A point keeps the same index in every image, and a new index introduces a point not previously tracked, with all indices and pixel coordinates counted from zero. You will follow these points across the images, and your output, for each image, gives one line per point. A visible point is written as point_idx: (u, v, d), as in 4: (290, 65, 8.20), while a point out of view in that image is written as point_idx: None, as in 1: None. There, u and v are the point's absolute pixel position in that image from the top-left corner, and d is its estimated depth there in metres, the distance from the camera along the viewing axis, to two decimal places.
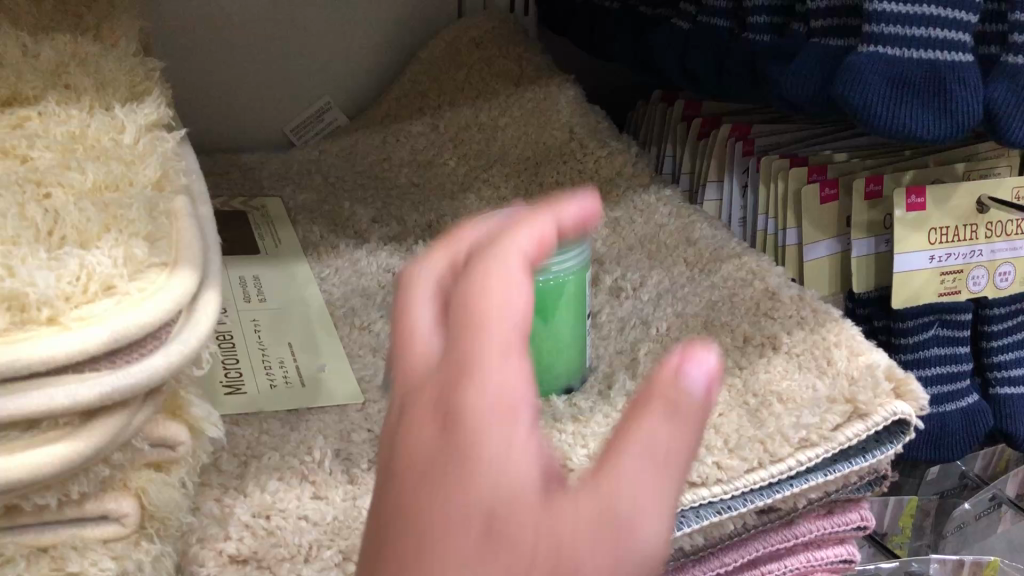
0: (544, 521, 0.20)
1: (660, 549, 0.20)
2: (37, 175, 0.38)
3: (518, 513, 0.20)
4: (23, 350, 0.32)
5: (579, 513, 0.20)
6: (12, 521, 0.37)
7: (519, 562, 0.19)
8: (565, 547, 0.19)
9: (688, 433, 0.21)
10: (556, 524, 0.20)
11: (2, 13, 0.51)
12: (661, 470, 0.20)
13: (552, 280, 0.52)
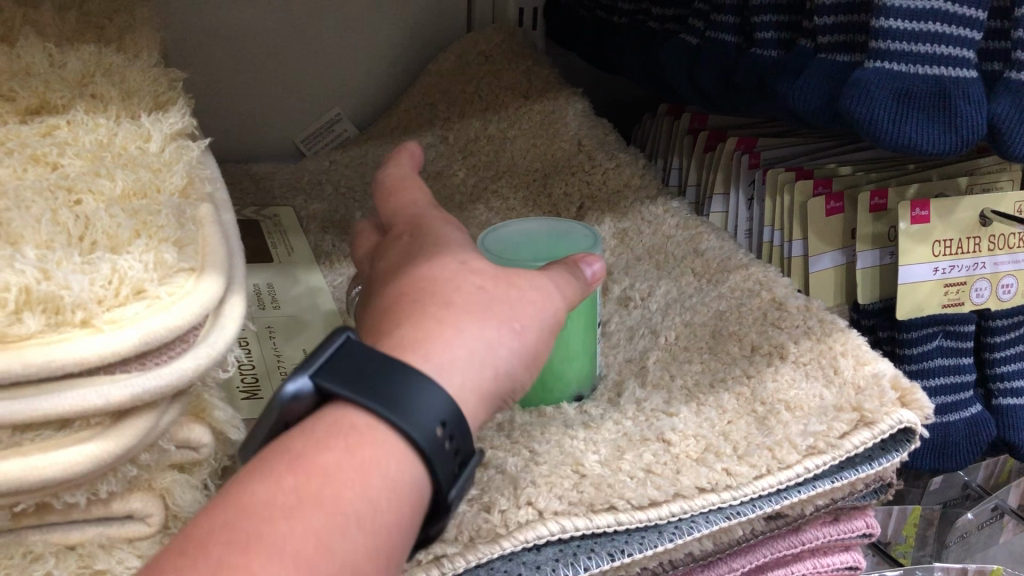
0: (492, 270, 0.41)
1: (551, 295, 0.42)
2: (68, 182, 0.39)
3: (478, 268, 0.41)
4: (58, 352, 0.33)
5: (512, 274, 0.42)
6: (42, 519, 0.38)
7: (480, 284, 0.40)
8: (504, 280, 0.41)
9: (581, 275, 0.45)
10: (496, 272, 0.41)
11: (27, 24, 0.52)
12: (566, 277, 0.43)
13: None
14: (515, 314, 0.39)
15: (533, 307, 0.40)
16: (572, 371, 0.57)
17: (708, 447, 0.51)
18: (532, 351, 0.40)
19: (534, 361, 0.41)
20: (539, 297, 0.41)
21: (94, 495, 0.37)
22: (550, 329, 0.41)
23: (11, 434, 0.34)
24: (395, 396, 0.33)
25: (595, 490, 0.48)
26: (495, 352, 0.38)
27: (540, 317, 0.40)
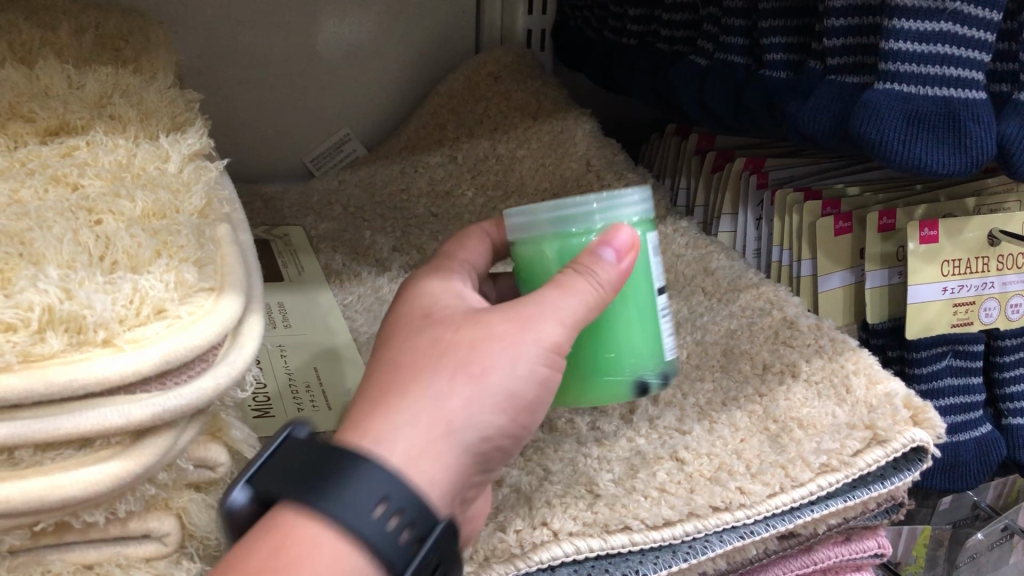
0: (465, 319, 0.39)
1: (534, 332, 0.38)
2: (89, 203, 0.39)
3: (449, 324, 0.39)
4: (81, 370, 0.33)
5: (490, 313, 0.39)
6: (60, 538, 0.38)
7: (438, 347, 0.38)
8: (471, 330, 0.38)
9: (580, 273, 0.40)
10: (470, 322, 0.39)
11: (45, 45, 0.52)
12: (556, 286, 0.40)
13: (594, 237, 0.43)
14: (481, 356, 0.37)
15: (512, 347, 0.38)
16: (628, 350, 0.44)
17: (721, 465, 0.51)
18: (515, 395, 0.38)
19: (522, 402, 0.38)
20: (520, 327, 0.38)
21: (113, 513, 0.38)
22: (523, 358, 0.38)
23: (32, 453, 0.34)
24: (332, 475, 0.33)
25: (610, 510, 0.48)
26: (459, 409, 0.36)
27: (505, 359, 0.37)
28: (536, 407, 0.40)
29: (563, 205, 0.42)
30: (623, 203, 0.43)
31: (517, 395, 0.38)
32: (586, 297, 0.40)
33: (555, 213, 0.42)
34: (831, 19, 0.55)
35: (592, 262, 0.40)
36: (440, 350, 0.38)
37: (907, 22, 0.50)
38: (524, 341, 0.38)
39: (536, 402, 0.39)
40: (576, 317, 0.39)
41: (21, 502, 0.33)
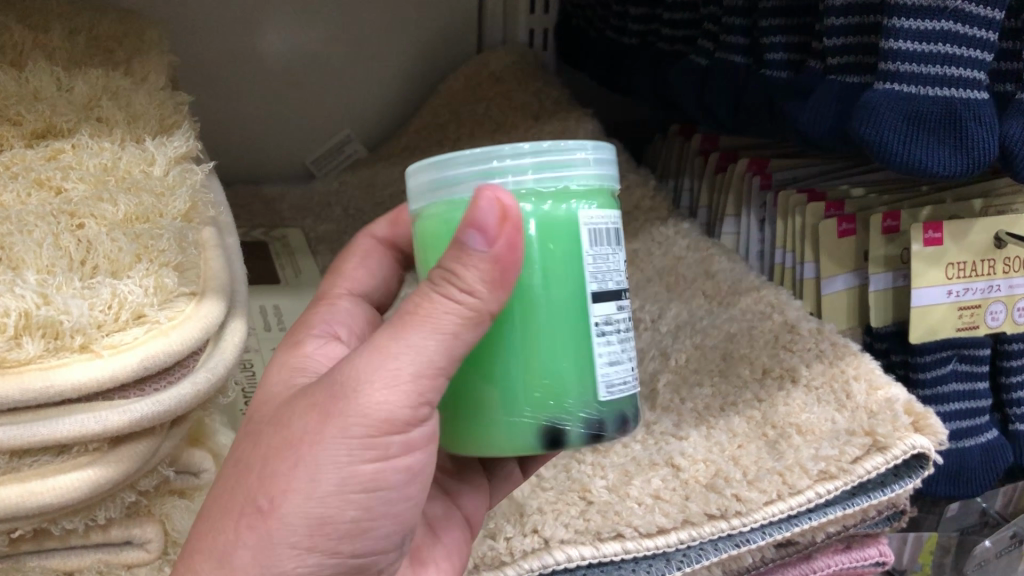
0: (299, 404, 0.34)
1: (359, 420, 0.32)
2: (71, 206, 0.39)
3: (286, 413, 0.34)
4: (57, 377, 0.33)
5: (324, 389, 0.34)
6: (41, 544, 0.37)
7: (261, 460, 0.33)
8: (298, 421, 0.33)
9: (432, 312, 0.33)
10: (298, 410, 0.34)
11: (36, 48, 0.52)
12: (398, 335, 0.33)
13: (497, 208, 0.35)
14: (290, 468, 0.32)
15: (311, 465, 0.32)
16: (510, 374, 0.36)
17: (717, 472, 0.50)
18: (332, 520, 0.33)
19: (348, 524, 0.34)
20: (328, 425, 0.33)
21: (93, 520, 0.37)
22: (336, 475, 0.33)
23: (8, 459, 0.34)
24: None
25: (602, 517, 0.47)
26: (249, 564, 0.32)
27: (314, 470, 0.32)
28: (381, 515, 0.35)
29: (487, 164, 0.34)
30: (570, 158, 0.35)
31: (338, 520, 0.33)
32: (432, 342, 0.33)
33: (479, 176, 0.34)
34: (832, 18, 0.55)
35: (461, 262, 0.32)
36: (234, 480, 0.34)
37: (907, 21, 0.49)
38: (347, 434, 0.32)
39: (382, 509, 0.35)
40: (431, 370, 0.33)
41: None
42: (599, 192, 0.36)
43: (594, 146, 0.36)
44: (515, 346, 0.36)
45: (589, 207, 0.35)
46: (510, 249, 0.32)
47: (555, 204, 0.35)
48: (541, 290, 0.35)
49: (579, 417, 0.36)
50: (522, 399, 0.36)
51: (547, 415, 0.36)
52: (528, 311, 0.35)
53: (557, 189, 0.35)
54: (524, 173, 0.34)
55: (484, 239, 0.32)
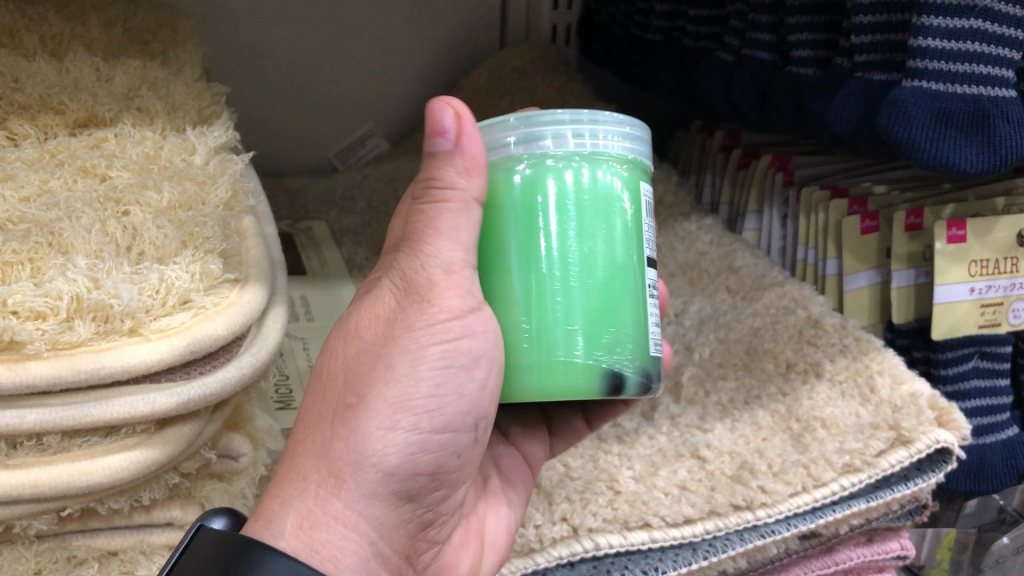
0: (359, 317, 0.38)
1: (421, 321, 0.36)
2: (116, 194, 0.40)
3: (350, 326, 0.38)
4: (107, 360, 0.33)
5: (379, 303, 0.37)
6: (86, 524, 0.38)
7: (335, 369, 0.37)
8: (361, 333, 0.37)
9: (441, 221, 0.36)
10: (358, 323, 0.37)
11: (74, 38, 0.53)
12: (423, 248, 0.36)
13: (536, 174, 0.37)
14: (365, 374, 0.36)
15: (386, 357, 0.36)
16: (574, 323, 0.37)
17: (743, 464, 0.51)
18: (413, 402, 0.36)
19: (426, 402, 0.36)
20: (394, 327, 0.36)
21: (137, 501, 0.38)
22: (410, 363, 0.36)
23: (59, 439, 0.34)
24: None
25: (630, 506, 0.48)
26: (343, 452, 0.35)
27: (387, 374, 0.36)
28: (453, 394, 0.37)
29: (529, 128, 0.37)
30: (604, 132, 0.37)
31: (416, 398, 0.36)
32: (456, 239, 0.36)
33: (521, 140, 0.37)
34: (860, 16, 0.55)
35: (438, 166, 0.36)
36: (315, 392, 0.37)
37: (938, 19, 0.49)
38: (413, 335, 0.36)
39: (452, 389, 0.37)
40: (453, 265, 0.36)
41: (48, 486, 0.34)
42: (630, 164, 0.39)
43: (628, 125, 0.38)
44: (552, 289, 0.37)
45: (620, 174, 0.38)
46: (474, 141, 0.36)
47: (589, 171, 0.37)
48: (575, 238, 0.37)
49: (612, 362, 0.37)
50: (556, 341, 0.37)
51: (582, 357, 0.37)
52: (564, 255, 0.37)
53: (597, 155, 0.37)
54: (563, 140, 0.37)
55: (448, 140, 0.35)
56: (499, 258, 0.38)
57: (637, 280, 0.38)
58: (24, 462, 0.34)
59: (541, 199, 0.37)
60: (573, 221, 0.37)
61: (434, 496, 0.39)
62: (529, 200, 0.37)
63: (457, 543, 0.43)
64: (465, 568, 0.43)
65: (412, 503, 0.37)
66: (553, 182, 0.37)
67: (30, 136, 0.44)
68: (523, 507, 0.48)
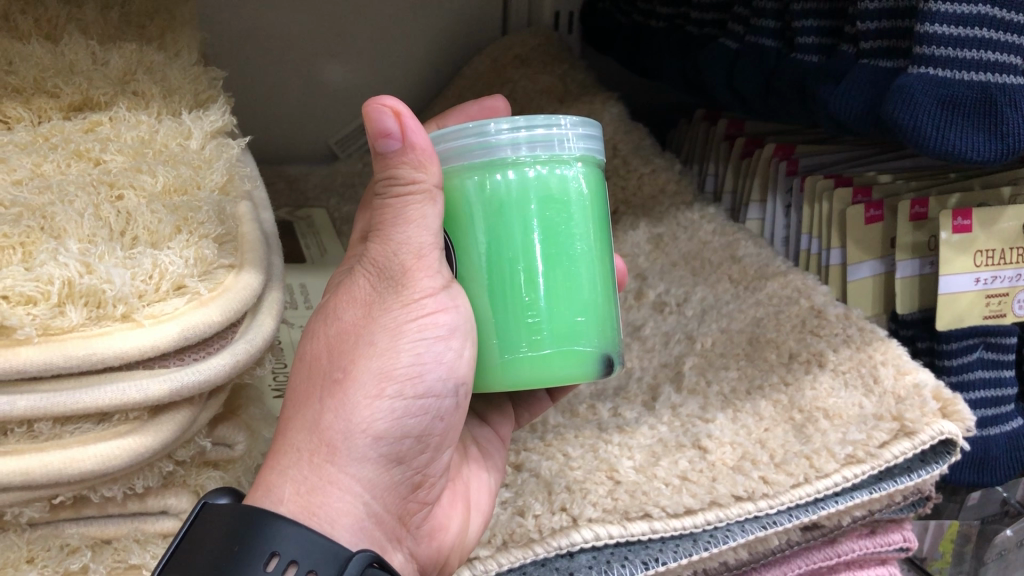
0: (337, 301, 0.40)
1: (394, 302, 0.39)
2: (110, 177, 0.39)
3: (329, 310, 0.40)
4: (98, 346, 0.33)
5: (356, 289, 0.40)
6: (79, 512, 0.38)
7: (317, 353, 0.39)
8: (339, 315, 0.39)
9: (405, 213, 0.37)
10: (337, 306, 0.40)
11: (71, 22, 0.52)
12: (389, 239, 0.38)
13: (510, 176, 0.38)
14: (348, 351, 0.38)
15: (367, 336, 0.38)
16: (568, 316, 0.40)
17: (745, 455, 0.51)
18: (396, 370, 0.38)
19: (408, 369, 0.39)
20: (373, 309, 0.39)
21: (131, 489, 0.38)
22: (390, 338, 0.39)
23: (52, 425, 0.34)
24: (232, 549, 0.33)
25: (630, 497, 0.48)
26: (333, 422, 0.37)
27: (366, 349, 0.38)
28: (432, 362, 0.39)
29: (484, 137, 0.38)
30: (559, 134, 0.39)
31: (398, 366, 0.38)
32: (421, 227, 0.38)
33: (479, 148, 0.38)
34: (865, 3, 0.54)
35: (393, 164, 0.37)
36: (307, 366, 0.39)
37: (944, 4, 0.48)
38: (388, 313, 0.39)
39: (432, 357, 0.39)
40: (422, 249, 0.38)
41: (41, 474, 0.33)
42: (586, 158, 0.40)
43: (581, 123, 0.40)
44: (519, 289, 0.39)
45: (580, 170, 0.40)
46: (419, 134, 0.37)
47: (549, 172, 0.39)
48: (539, 236, 0.39)
49: (600, 346, 0.41)
50: (524, 336, 0.40)
51: (549, 349, 0.40)
52: (529, 255, 0.39)
53: (555, 157, 0.39)
54: (519, 146, 0.38)
55: (396, 141, 0.36)
56: (468, 254, 0.40)
57: (595, 268, 0.41)
58: (15, 449, 0.34)
59: (505, 202, 0.39)
60: (536, 221, 0.39)
61: (421, 459, 0.41)
62: (501, 199, 0.39)
63: (446, 506, 0.46)
64: (455, 528, 0.45)
65: (402, 465, 0.40)
66: (513, 186, 0.38)
67: (23, 120, 0.43)
68: (499, 475, 0.51)
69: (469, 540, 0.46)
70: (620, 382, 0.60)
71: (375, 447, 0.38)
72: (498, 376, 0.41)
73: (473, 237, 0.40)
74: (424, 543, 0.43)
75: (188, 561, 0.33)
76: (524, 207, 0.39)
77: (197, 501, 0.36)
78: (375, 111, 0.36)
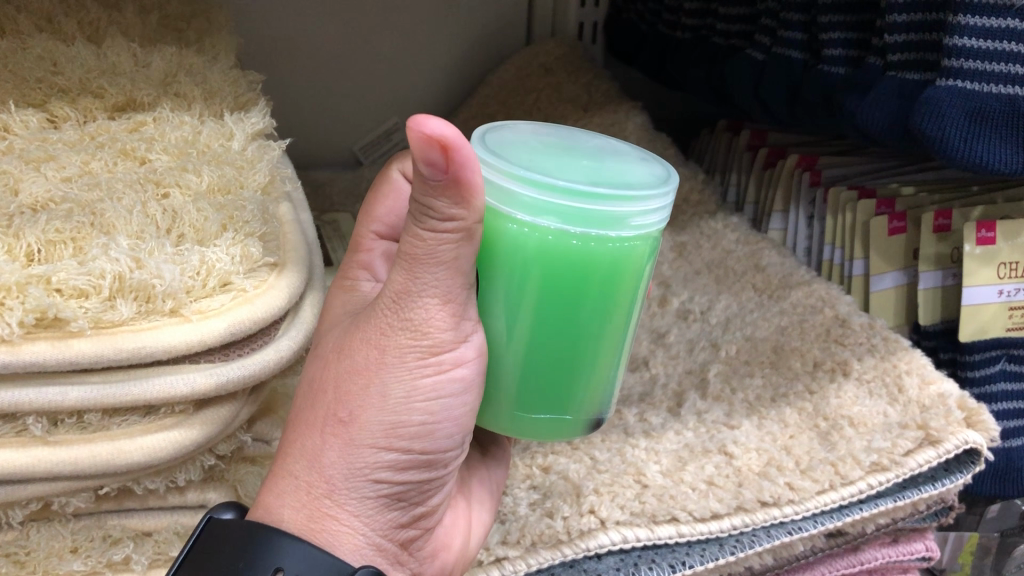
0: (354, 338, 0.36)
1: (411, 355, 0.35)
2: (156, 176, 0.40)
3: (347, 347, 0.37)
4: (148, 340, 0.34)
5: (372, 330, 0.36)
6: (120, 504, 0.39)
7: (331, 388, 0.36)
8: (355, 359, 0.36)
9: (440, 256, 0.33)
10: (352, 348, 0.36)
11: (112, 24, 0.53)
12: (415, 283, 0.34)
13: (552, 238, 0.34)
14: (356, 402, 0.35)
15: (378, 381, 0.35)
16: (575, 387, 0.38)
17: (770, 461, 0.51)
18: (404, 426, 0.36)
19: (416, 425, 0.36)
20: (386, 354, 0.35)
21: (173, 482, 0.38)
22: (401, 393, 0.36)
23: (100, 417, 0.35)
24: (236, 565, 0.33)
25: (658, 500, 0.48)
26: (335, 464, 0.35)
27: (376, 406, 0.35)
28: (442, 417, 0.37)
29: (536, 193, 0.33)
30: (620, 211, 0.33)
31: (407, 422, 0.36)
32: (452, 276, 0.34)
33: (527, 201, 0.33)
34: (893, 15, 0.55)
35: (432, 192, 0.31)
36: (313, 397, 0.37)
37: (974, 18, 0.49)
38: (404, 366, 0.35)
39: (444, 414, 0.37)
40: (450, 296, 0.35)
41: (90, 464, 0.34)
42: (645, 233, 0.35)
43: (653, 198, 0.34)
44: (534, 351, 0.37)
45: (632, 245, 0.35)
46: (472, 166, 0.31)
47: (595, 246, 0.34)
48: (569, 306, 0.35)
49: (598, 412, 0.40)
50: (529, 395, 0.38)
51: (545, 414, 0.38)
52: (553, 321, 0.36)
53: (606, 233, 0.34)
54: (568, 214, 0.33)
55: (440, 173, 0.31)
56: (494, 293, 0.36)
57: (619, 336, 0.38)
58: (65, 439, 0.34)
59: (539, 264, 0.34)
60: (569, 291, 0.35)
61: (422, 495, 0.40)
62: (535, 261, 0.34)
63: (448, 525, 0.44)
64: (457, 547, 0.43)
65: (402, 505, 0.38)
66: (552, 251, 0.34)
67: (70, 119, 0.44)
68: (501, 488, 0.49)
69: (471, 550, 0.44)
70: (645, 389, 0.60)
71: (371, 502, 0.36)
72: (496, 418, 0.39)
73: (501, 283, 0.36)
74: (427, 565, 0.41)
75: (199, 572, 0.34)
76: (558, 274, 0.35)
77: (204, 516, 0.37)
78: (420, 136, 0.30)
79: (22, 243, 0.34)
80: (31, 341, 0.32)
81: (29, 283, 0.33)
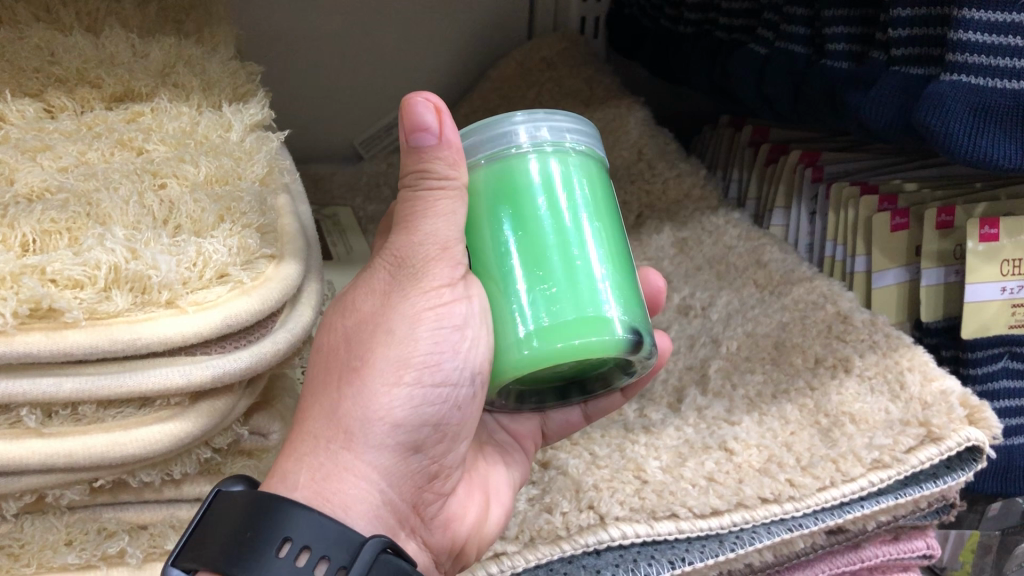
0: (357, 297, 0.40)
1: (412, 293, 0.39)
2: (153, 167, 0.40)
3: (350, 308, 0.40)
4: (143, 331, 0.33)
5: (374, 285, 0.40)
6: (116, 497, 0.39)
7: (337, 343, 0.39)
8: (360, 309, 0.39)
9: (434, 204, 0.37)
10: (357, 303, 0.40)
11: (111, 15, 0.53)
12: (411, 229, 0.38)
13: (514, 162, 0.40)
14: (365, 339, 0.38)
15: (384, 324, 0.38)
16: (587, 287, 0.39)
17: (771, 457, 0.51)
18: (414, 358, 0.38)
19: (426, 356, 0.38)
20: (391, 297, 0.39)
21: (169, 475, 0.38)
22: (409, 328, 0.38)
23: (95, 408, 0.34)
24: (246, 537, 0.32)
25: (657, 496, 0.48)
26: (351, 410, 0.37)
27: (383, 338, 0.38)
28: (449, 350, 0.39)
29: (495, 130, 0.40)
30: (559, 124, 0.41)
31: (416, 355, 0.38)
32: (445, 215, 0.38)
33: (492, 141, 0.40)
34: (896, 10, 0.54)
35: (427, 160, 0.37)
36: (325, 358, 0.39)
37: (979, 12, 0.49)
38: (408, 303, 0.38)
39: (450, 346, 0.39)
40: (448, 241, 0.38)
41: (83, 457, 0.34)
42: (588, 150, 0.42)
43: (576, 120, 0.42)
44: (529, 260, 0.39)
45: (582, 157, 0.41)
46: (452, 134, 0.37)
47: (552, 155, 0.40)
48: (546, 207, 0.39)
49: (626, 322, 0.39)
50: (543, 305, 0.38)
51: (568, 316, 0.38)
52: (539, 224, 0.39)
53: (558, 142, 0.41)
54: (523, 135, 0.40)
55: (433, 136, 0.36)
56: (479, 240, 0.40)
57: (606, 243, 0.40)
58: (60, 431, 0.34)
59: (511, 182, 0.40)
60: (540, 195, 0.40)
61: (439, 449, 0.41)
62: (506, 181, 0.40)
63: (462, 497, 0.45)
64: (472, 519, 0.44)
65: (419, 455, 0.39)
66: (518, 172, 0.40)
67: (67, 109, 0.44)
68: (521, 476, 0.50)
69: (490, 531, 0.45)
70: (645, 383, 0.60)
71: (394, 435, 0.37)
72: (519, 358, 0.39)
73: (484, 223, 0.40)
74: (438, 533, 0.43)
75: (205, 551, 0.33)
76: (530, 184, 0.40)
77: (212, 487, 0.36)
78: (412, 107, 0.36)
79: (17, 234, 0.34)
80: (25, 332, 0.32)
81: (24, 274, 0.33)
